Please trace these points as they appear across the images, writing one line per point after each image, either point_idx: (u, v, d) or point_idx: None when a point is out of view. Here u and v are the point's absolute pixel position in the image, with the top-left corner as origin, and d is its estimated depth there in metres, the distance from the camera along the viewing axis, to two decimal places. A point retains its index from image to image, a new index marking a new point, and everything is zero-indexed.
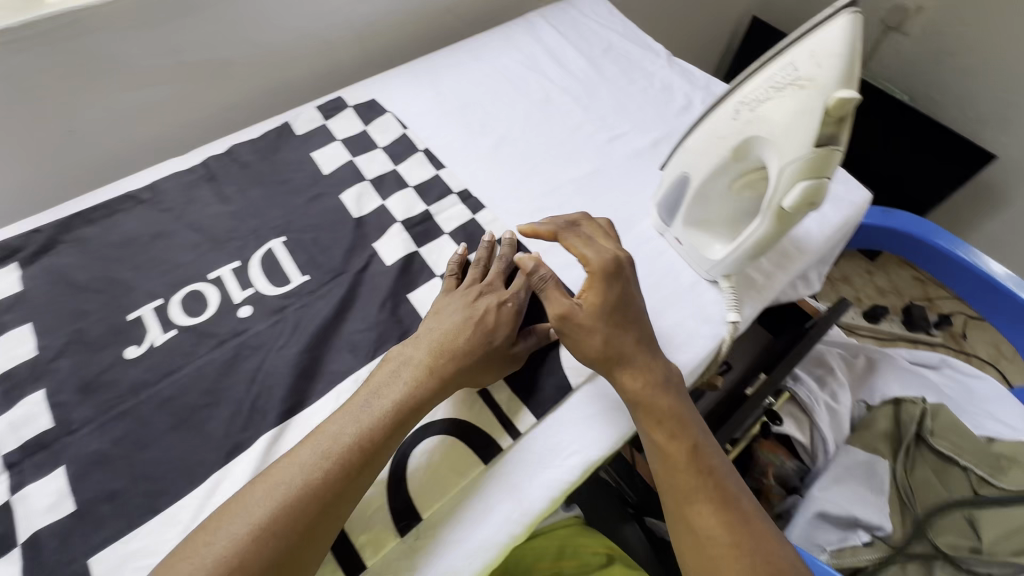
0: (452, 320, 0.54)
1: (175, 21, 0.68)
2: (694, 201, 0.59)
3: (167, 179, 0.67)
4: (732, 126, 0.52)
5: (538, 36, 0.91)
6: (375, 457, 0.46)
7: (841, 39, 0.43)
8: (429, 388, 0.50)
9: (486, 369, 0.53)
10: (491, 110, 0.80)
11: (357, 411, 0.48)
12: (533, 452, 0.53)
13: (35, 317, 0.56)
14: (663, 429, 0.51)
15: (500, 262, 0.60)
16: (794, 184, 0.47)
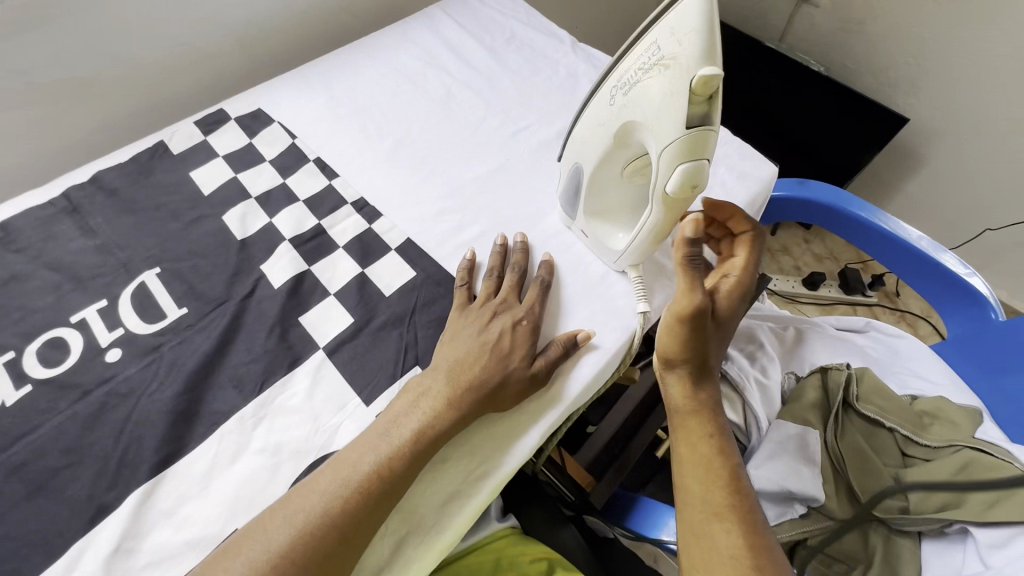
0: (472, 343, 0.52)
1: (14, 38, 0.61)
2: (590, 191, 0.58)
3: (21, 215, 0.60)
4: (611, 113, 0.52)
5: (438, 30, 0.87)
6: (399, 486, 0.45)
7: (696, 13, 0.42)
8: (451, 419, 0.48)
9: (504, 397, 0.51)
10: (388, 111, 0.76)
11: (377, 439, 0.46)
12: (494, 440, 0.51)
13: None
14: (711, 443, 0.53)
15: (518, 274, 0.59)
16: (673, 170, 0.47)
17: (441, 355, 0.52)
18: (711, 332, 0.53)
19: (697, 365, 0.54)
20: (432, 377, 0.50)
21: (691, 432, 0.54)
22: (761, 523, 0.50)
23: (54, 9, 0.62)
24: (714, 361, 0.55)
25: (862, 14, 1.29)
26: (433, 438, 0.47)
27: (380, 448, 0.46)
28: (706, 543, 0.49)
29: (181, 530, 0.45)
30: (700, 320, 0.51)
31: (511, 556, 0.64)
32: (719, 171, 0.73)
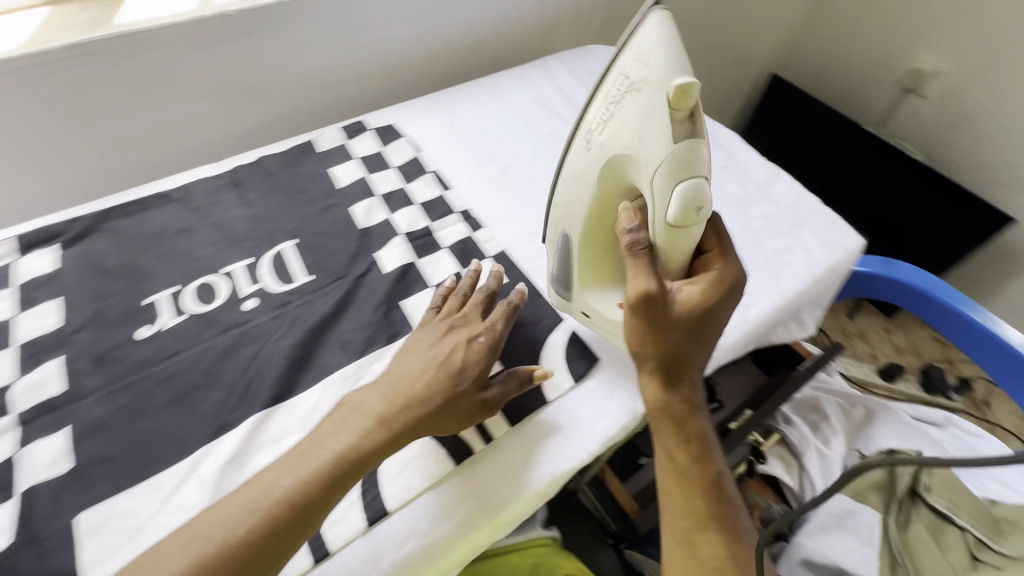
0: (422, 360, 0.53)
1: (222, 46, 0.76)
2: (581, 252, 0.58)
3: (198, 183, 0.74)
4: (590, 156, 0.55)
5: (553, 77, 0.98)
6: (321, 500, 0.45)
7: (658, 37, 0.49)
8: (379, 440, 0.48)
9: (447, 421, 0.51)
10: (500, 140, 0.85)
11: (295, 461, 0.46)
12: (506, 461, 0.54)
13: (63, 295, 0.61)
14: (686, 448, 0.51)
15: (482, 295, 0.59)
16: (672, 191, 0.48)
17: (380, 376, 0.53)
18: (677, 332, 0.51)
19: (670, 367, 0.52)
20: (364, 400, 0.50)
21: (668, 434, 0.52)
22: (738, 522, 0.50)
23: (257, 26, 0.77)
24: (691, 360, 0.52)
25: (973, 109, 1.28)
26: (363, 456, 0.47)
27: (286, 473, 0.46)
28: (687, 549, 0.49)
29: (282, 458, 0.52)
30: (655, 317, 0.50)
31: (548, 561, 0.66)
32: (803, 235, 0.76)
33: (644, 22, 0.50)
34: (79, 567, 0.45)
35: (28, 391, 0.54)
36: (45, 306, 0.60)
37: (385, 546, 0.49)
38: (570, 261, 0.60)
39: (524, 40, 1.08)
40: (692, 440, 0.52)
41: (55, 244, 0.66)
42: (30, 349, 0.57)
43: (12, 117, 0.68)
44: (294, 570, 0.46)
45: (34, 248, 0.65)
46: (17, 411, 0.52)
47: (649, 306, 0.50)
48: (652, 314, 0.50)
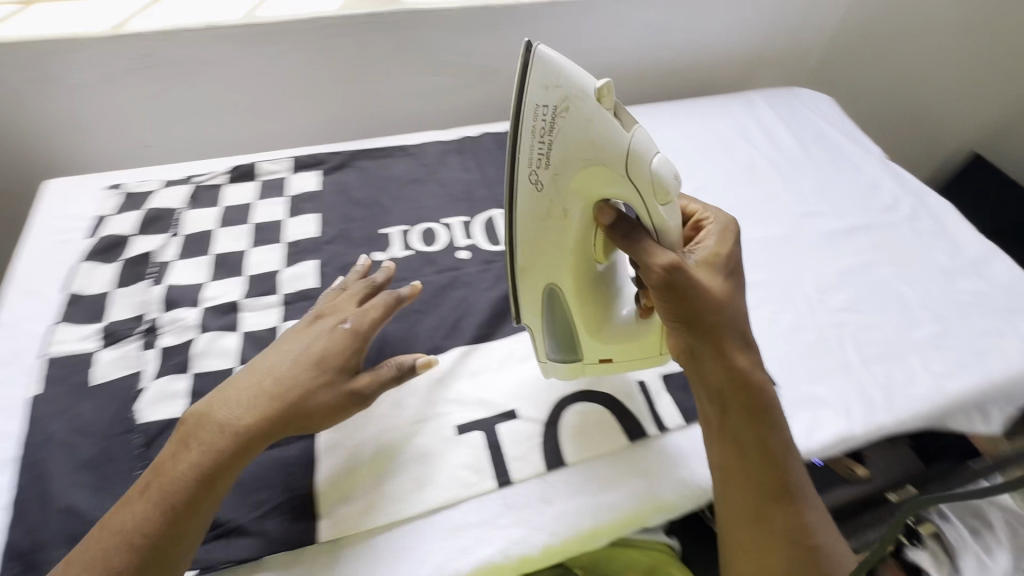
0: (284, 360, 0.49)
1: (476, 34, 0.86)
2: (577, 299, 0.54)
3: (431, 145, 0.85)
4: (545, 200, 0.50)
5: (755, 113, 0.99)
6: (201, 509, 0.43)
7: (553, 61, 0.46)
8: (233, 440, 0.44)
9: (310, 415, 0.47)
10: (696, 161, 0.88)
11: (145, 487, 0.43)
12: (609, 473, 0.54)
13: (321, 211, 0.74)
14: (752, 425, 0.48)
15: (361, 287, 0.57)
16: (650, 187, 0.47)
17: (228, 389, 0.48)
18: (718, 305, 0.49)
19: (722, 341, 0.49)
20: (216, 408, 0.46)
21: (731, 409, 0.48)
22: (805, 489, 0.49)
23: (509, 21, 0.86)
24: (740, 330, 0.50)
25: None
26: (234, 454, 0.44)
27: (150, 500, 0.42)
28: (760, 528, 0.47)
29: (477, 389, 0.58)
30: (688, 287, 0.48)
31: None
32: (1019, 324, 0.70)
33: (531, 50, 0.45)
34: None
35: (291, 279, 0.65)
36: (307, 216, 0.73)
37: (558, 493, 0.52)
38: (569, 314, 0.55)
39: (725, 71, 1.09)
40: (754, 413, 0.48)
41: (318, 170, 0.79)
42: (295, 248, 0.69)
43: (304, 63, 0.81)
44: (480, 487, 0.51)
45: (303, 169, 0.78)
46: (283, 293, 0.64)
47: (686, 281, 0.48)
48: (691, 289, 0.48)
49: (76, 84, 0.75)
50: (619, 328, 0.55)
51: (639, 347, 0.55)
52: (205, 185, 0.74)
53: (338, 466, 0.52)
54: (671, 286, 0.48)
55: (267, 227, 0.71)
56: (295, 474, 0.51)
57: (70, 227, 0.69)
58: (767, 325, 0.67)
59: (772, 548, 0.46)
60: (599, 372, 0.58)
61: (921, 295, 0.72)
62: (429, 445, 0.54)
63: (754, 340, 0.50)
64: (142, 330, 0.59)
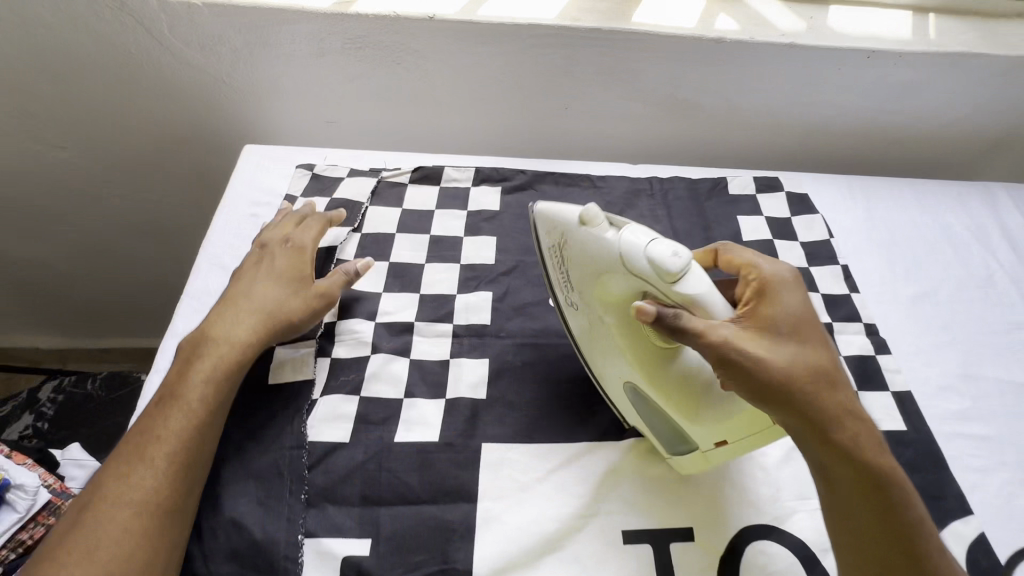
0: (253, 285, 0.55)
1: (697, 66, 0.77)
2: (652, 387, 0.46)
3: (619, 181, 0.77)
4: (585, 316, 0.49)
5: (999, 212, 0.82)
6: (221, 403, 0.48)
7: (544, 214, 0.48)
8: (234, 348, 0.50)
9: (293, 314, 0.54)
10: (920, 261, 0.75)
11: (160, 405, 0.47)
12: None
13: (500, 235, 0.69)
14: (868, 507, 0.41)
15: (294, 217, 0.62)
16: (651, 276, 0.41)
17: (215, 319, 0.53)
18: (794, 374, 0.41)
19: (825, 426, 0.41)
20: (214, 331, 0.51)
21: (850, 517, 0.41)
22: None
23: (739, 58, 0.76)
24: (832, 401, 0.41)
25: None
26: (240, 360, 0.50)
27: (172, 405, 0.47)
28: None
29: (650, 492, 0.51)
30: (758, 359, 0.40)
31: None
32: None
33: (530, 208, 0.49)
34: (475, 492, 0.50)
35: (466, 310, 0.61)
36: (486, 239, 0.68)
37: None
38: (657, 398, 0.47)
39: (962, 150, 0.93)
40: (881, 511, 0.40)
41: (501, 186, 0.74)
42: (471, 273, 0.65)
43: (508, 68, 0.76)
44: None
45: (485, 183, 0.74)
46: (456, 323, 0.60)
47: (750, 356, 0.40)
48: (757, 362, 0.40)
49: (289, 54, 0.74)
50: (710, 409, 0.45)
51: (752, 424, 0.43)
52: (389, 182, 0.72)
53: (497, 548, 0.47)
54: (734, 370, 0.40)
55: (444, 242, 0.68)
56: (451, 542, 0.47)
57: (261, 203, 0.68)
58: (1001, 500, 0.55)
59: None
60: (727, 454, 0.47)
61: None
62: (592, 548, 0.48)
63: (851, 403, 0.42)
64: (319, 334, 0.57)
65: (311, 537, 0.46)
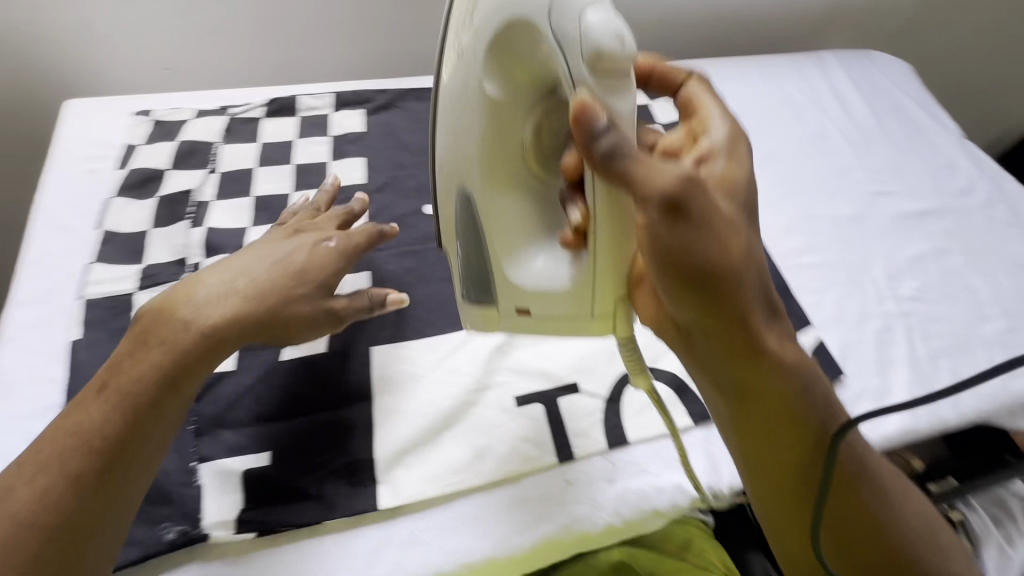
0: (262, 263, 0.48)
1: None
2: (496, 217, 0.45)
3: None
4: (460, 70, 0.42)
5: (829, 76, 0.91)
6: (168, 411, 0.41)
7: None
8: (190, 344, 0.43)
9: (277, 321, 0.46)
10: (764, 127, 0.82)
11: (97, 399, 0.40)
12: (668, 456, 0.52)
13: (367, 155, 0.68)
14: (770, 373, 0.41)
15: (341, 213, 0.56)
16: (579, 48, 0.37)
17: (190, 291, 0.45)
18: (728, 235, 0.40)
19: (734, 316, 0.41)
20: (177, 310, 0.44)
21: (760, 416, 0.42)
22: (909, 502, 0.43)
23: None
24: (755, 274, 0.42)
25: None
26: (201, 353, 0.43)
27: (111, 400, 0.40)
28: (840, 531, 0.42)
29: (536, 360, 0.56)
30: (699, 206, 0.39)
31: None
32: None
33: None
34: (370, 390, 0.52)
35: None
36: (353, 160, 0.67)
37: (620, 471, 0.51)
38: (484, 237, 0.46)
39: (797, 26, 1.00)
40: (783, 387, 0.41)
41: (363, 108, 0.73)
42: (342, 195, 0.64)
43: None
44: (543, 462, 0.50)
45: (345, 107, 0.72)
46: None
47: (695, 203, 0.38)
48: (700, 213, 0.39)
49: None
50: (531, 272, 0.45)
51: (553, 303, 0.45)
52: (241, 118, 0.69)
53: (397, 432, 0.50)
54: (670, 229, 0.38)
55: (309, 169, 0.66)
56: (351, 437, 0.49)
57: (97, 156, 0.63)
58: (834, 310, 0.64)
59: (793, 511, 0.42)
60: (521, 324, 0.48)
61: (991, 288, 0.68)
62: (488, 415, 0.52)
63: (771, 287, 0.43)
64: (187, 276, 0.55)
65: (206, 461, 0.46)
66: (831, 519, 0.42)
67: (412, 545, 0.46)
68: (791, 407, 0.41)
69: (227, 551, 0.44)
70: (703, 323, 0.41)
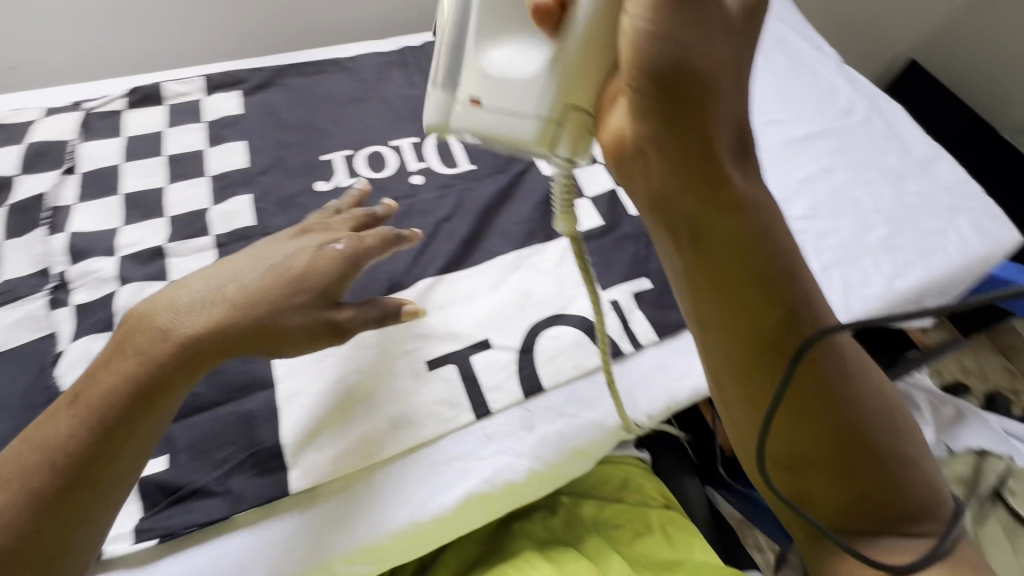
0: (256, 262, 0.44)
1: None
2: None
3: (369, 57, 0.75)
4: None
5: None
6: (141, 429, 0.39)
7: None
8: (168, 353, 0.40)
9: (269, 339, 0.42)
10: None
11: (71, 409, 0.39)
12: (583, 396, 0.53)
13: (247, 138, 0.64)
14: (727, 236, 0.34)
15: (359, 216, 0.51)
16: None
17: (174, 292, 0.43)
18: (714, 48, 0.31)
19: (696, 160, 0.33)
20: (158, 315, 0.42)
21: (725, 280, 0.35)
22: (901, 441, 0.35)
23: None
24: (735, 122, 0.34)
25: None
26: (179, 363, 0.40)
27: (78, 413, 0.38)
28: (806, 423, 0.34)
29: (445, 322, 0.55)
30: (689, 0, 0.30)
31: (639, 481, 0.65)
32: (959, 219, 0.72)
33: None
34: (272, 377, 0.49)
35: (224, 218, 0.58)
36: (233, 144, 0.63)
37: (537, 417, 0.51)
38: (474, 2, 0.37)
39: None
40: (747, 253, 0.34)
41: (238, 89, 0.68)
42: (222, 182, 0.60)
43: None
44: (459, 421, 0.50)
45: (219, 91, 0.68)
46: (215, 233, 0.57)
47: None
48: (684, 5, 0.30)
49: None
50: (500, 57, 0.36)
51: (512, 93, 0.36)
52: (101, 112, 0.63)
53: (303, 414, 0.48)
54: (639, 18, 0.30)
55: (184, 159, 0.62)
56: (255, 427, 0.47)
57: None
58: None
59: (747, 388, 0.35)
60: (467, 126, 0.37)
61: (874, 198, 0.73)
62: (400, 384, 0.51)
63: (746, 146, 0.35)
64: (51, 286, 0.51)
65: None
66: (798, 408, 0.34)
67: (332, 524, 0.45)
68: (761, 274, 0.34)
69: (131, 561, 0.42)
70: (661, 156, 0.33)
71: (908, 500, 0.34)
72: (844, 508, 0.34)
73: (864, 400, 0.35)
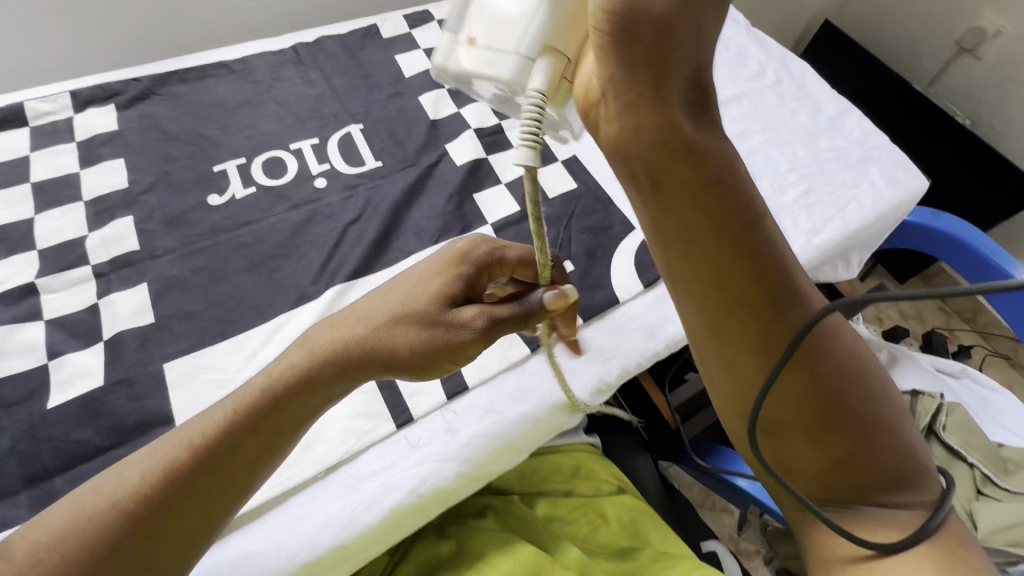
0: (404, 277, 0.40)
1: None
2: None
3: (259, 58, 0.70)
4: None
5: None
6: (272, 437, 0.37)
7: None
8: (300, 371, 0.37)
9: (396, 357, 0.37)
10: None
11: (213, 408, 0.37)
12: (511, 389, 0.51)
13: (125, 155, 0.59)
14: (702, 196, 0.33)
15: None
16: None
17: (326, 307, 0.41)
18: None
19: (651, 110, 0.32)
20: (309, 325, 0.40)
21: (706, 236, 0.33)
22: (881, 410, 0.33)
23: None
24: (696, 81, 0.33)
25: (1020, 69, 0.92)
26: (308, 378, 0.38)
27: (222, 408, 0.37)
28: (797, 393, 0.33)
29: None
30: None
31: (591, 467, 0.62)
32: (870, 170, 0.74)
33: None
34: (169, 412, 0.46)
35: (104, 244, 0.53)
36: (111, 163, 0.58)
37: (464, 418, 0.49)
38: None
39: None
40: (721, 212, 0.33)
41: (113, 103, 0.62)
42: (101, 206, 0.55)
43: None
44: (378, 432, 0.47)
45: (90, 107, 0.62)
46: (95, 262, 0.52)
47: None
48: None
49: None
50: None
51: (501, 32, 0.33)
52: None
53: None
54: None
55: (55, 184, 0.56)
56: None
57: None
58: None
59: (731, 348, 0.34)
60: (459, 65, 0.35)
61: (788, 157, 0.73)
62: None
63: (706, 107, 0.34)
64: None
65: None
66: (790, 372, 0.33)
67: (245, 561, 0.41)
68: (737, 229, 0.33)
69: None
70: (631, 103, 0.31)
71: (877, 471, 0.32)
72: (823, 474, 0.33)
73: (840, 362, 0.34)
